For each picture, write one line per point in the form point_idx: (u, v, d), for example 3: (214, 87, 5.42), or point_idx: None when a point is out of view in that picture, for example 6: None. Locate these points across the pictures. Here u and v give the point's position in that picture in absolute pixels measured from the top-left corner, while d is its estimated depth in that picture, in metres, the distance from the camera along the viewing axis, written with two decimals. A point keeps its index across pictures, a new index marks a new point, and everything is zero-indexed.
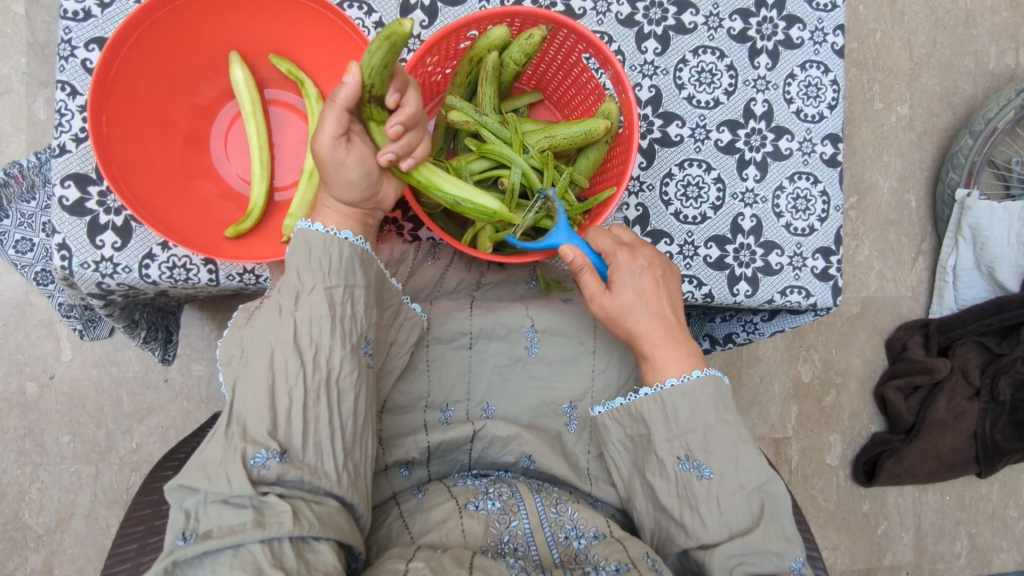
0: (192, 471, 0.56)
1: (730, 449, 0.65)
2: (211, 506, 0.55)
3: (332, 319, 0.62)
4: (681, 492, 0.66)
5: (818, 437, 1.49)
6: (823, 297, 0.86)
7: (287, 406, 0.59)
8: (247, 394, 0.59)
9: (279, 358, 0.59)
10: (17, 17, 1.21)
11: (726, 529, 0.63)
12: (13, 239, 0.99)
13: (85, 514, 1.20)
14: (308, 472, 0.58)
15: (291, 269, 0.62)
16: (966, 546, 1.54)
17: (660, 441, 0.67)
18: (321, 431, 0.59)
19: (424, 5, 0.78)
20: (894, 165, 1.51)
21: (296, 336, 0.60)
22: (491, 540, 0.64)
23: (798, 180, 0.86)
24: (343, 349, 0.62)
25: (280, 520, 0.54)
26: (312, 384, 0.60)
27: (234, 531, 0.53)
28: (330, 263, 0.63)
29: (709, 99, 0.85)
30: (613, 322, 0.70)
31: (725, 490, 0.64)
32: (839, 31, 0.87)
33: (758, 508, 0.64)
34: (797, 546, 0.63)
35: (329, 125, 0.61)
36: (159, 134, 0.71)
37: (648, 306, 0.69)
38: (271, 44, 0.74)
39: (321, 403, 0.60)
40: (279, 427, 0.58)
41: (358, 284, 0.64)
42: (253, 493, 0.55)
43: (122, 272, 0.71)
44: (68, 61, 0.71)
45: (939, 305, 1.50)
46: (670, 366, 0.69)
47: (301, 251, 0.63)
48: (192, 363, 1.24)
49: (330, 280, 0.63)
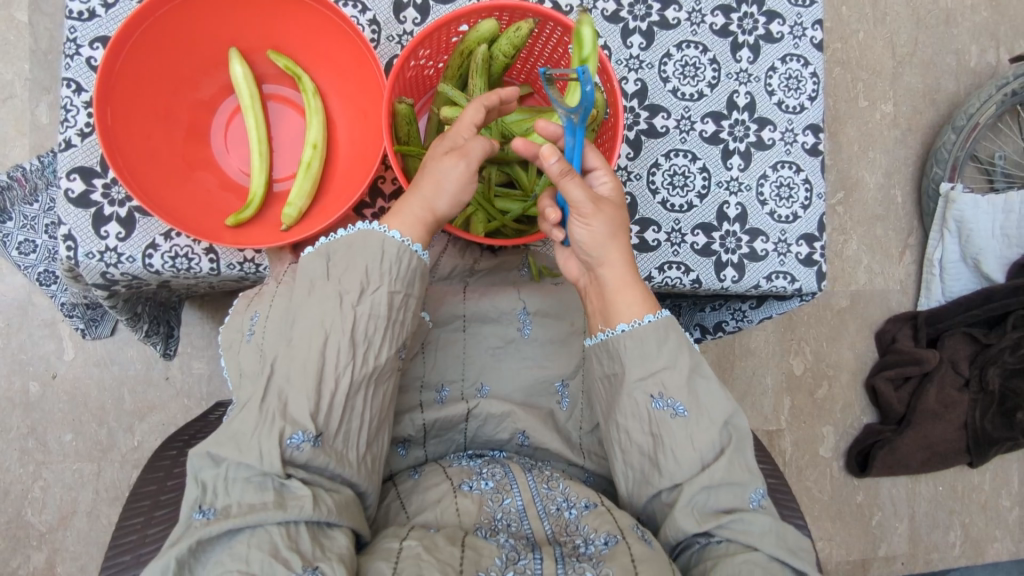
0: (222, 440, 0.59)
1: (693, 388, 0.67)
2: (234, 484, 0.57)
3: (388, 321, 0.64)
4: (655, 431, 0.67)
5: (811, 429, 1.51)
6: (808, 283, 0.88)
7: (331, 392, 0.61)
8: (290, 370, 0.62)
9: (330, 345, 0.62)
10: (19, 25, 1.24)
11: (699, 461, 0.65)
12: (16, 240, 1.02)
13: (87, 511, 1.22)
14: (334, 459, 0.60)
15: (360, 267, 0.64)
16: (959, 536, 1.56)
17: (635, 379, 0.67)
18: (354, 421, 0.62)
19: (416, 3, 0.81)
20: (880, 162, 1.54)
21: (352, 331, 0.63)
22: (485, 517, 0.66)
23: (781, 169, 0.89)
24: (388, 350, 0.65)
25: (299, 504, 0.56)
26: (357, 377, 0.63)
27: (254, 509, 0.55)
28: (397, 270, 0.65)
29: (693, 91, 0.88)
30: (592, 240, 0.67)
31: (698, 427, 0.66)
32: (817, 26, 0.91)
33: (725, 441, 0.66)
34: (757, 478, 0.66)
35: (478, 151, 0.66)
36: (161, 127, 0.74)
37: (627, 232, 0.69)
38: (268, 40, 0.77)
39: (360, 395, 0.63)
40: (320, 410, 0.61)
41: (415, 294, 0.66)
42: (280, 473, 0.57)
43: (126, 262, 0.73)
44: (73, 59, 0.74)
45: (927, 297, 1.52)
46: (635, 304, 0.68)
47: (367, 251, 0.65)
48: (192, 361, 1.26)
49: (394, 285, 0.65)
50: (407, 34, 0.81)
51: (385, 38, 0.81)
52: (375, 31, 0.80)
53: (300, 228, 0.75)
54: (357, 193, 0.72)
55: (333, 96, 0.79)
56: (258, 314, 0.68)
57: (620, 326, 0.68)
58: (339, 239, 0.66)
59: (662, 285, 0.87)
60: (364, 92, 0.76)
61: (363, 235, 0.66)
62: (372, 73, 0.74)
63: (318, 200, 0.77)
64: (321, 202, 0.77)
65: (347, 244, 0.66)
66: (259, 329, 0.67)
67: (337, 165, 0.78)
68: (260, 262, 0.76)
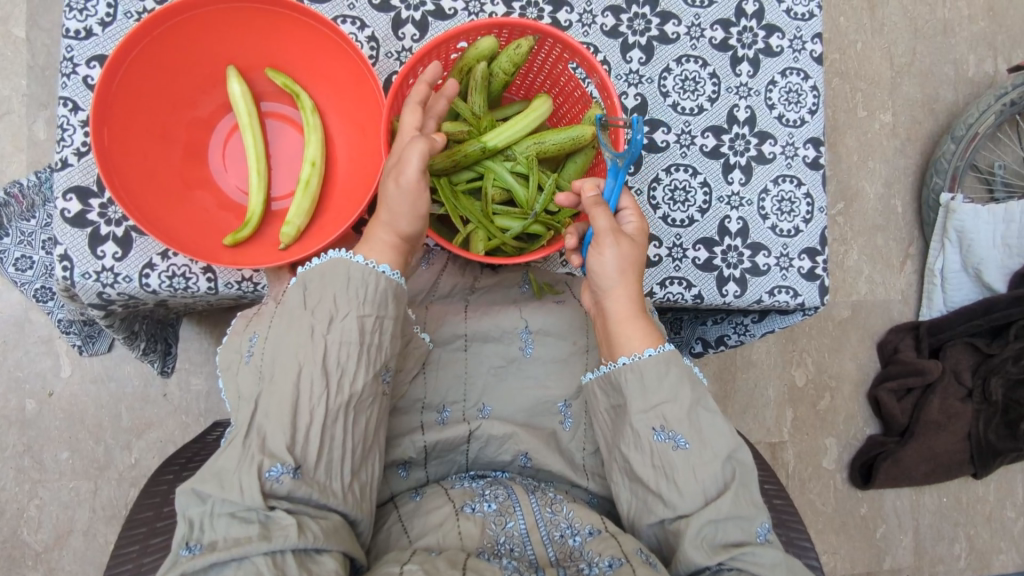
0: (205, 477, 0.58)
1: (695, 420, 0.67)
2: (219, 519, 0.56)
3: (361, 347, 0.64)
4: (658, 463, 0.66)
5: (814, 440, 1.50)
6: (811, 297, 0.87)
7: (307, 424, 0.60)
8: (270, 407, 0.61)
9: (305, 376, 0.61)
10: (17, 41, 1.23)
11: (703, 495, 0.65)
12: (12, 256, 1.02)
13: (84, 530, 1.20)
14: (317, 490, 0.59)
15: (327, 295, 0.64)
16: (964, 548, 1.54)
17: (636, 412, 0.68)
18: (335, 451, 0.61)
19: (414, 19, 0.81)
20: (880, 171, 1.54)
21: (324, 359, 0.62)
22: (487, 541, 0.65)
23: (782, 183, 0.88)
24: (366, 376, 0.64)
25: (284, 533, 0.56)
26: (333, 407, 0.62)
27: (239, 542, 0.55)
28: (366, 293, 0.65)
29: (693, 106, 0.88)
30: (605, 268, 0.69)
31: (700, 460, 0.65)
32: (817, 40, 0.90)
33: (729, 475, 0.65)
34: (762, 513, 0.65)
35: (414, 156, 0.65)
36: (158, 146, 0.73)
37: (640, 272, 0.71)
38: (266, 58, 0.76)
39: (338, 424, 0.62)
40: (297, 443, 0.60)
41: (388, 315, 0.66)
42: (263, 505, 0.56)
43: (123, 282, 0.72)
44: (70, 78, 0.73)
45: (928, 308, 1.51)
46: (635, 338, 0.70)
47: (335, 279, 0.65)
48: (190, 377, 1.25)
49: (363, 308, 0.65)
50: (406, 51, 0.81)
51: (384, 54, 0.81)
52: (373, 48, 0.80)
53: (298, 247, 0.74)
54: (353, 214, 0.71)
55: (332, 113, 0.78)
56: (257, 335, 0.67)
57: (621, 358, 0.69)
58: (313, 269, 0.66)
59: (664, 301, 0.86)
60: (362, 109, 0.76)
61: (329, 265, 0.66)
62: (370, 89, 0.74)
63: (317, 217, 0.77)
64: (320, 220, 0.76)
65: (315, 274, 0.66)
66: (258, 350, 0.65)
67: (336, 183, 0.78)
68: (258, 280, 0.75)
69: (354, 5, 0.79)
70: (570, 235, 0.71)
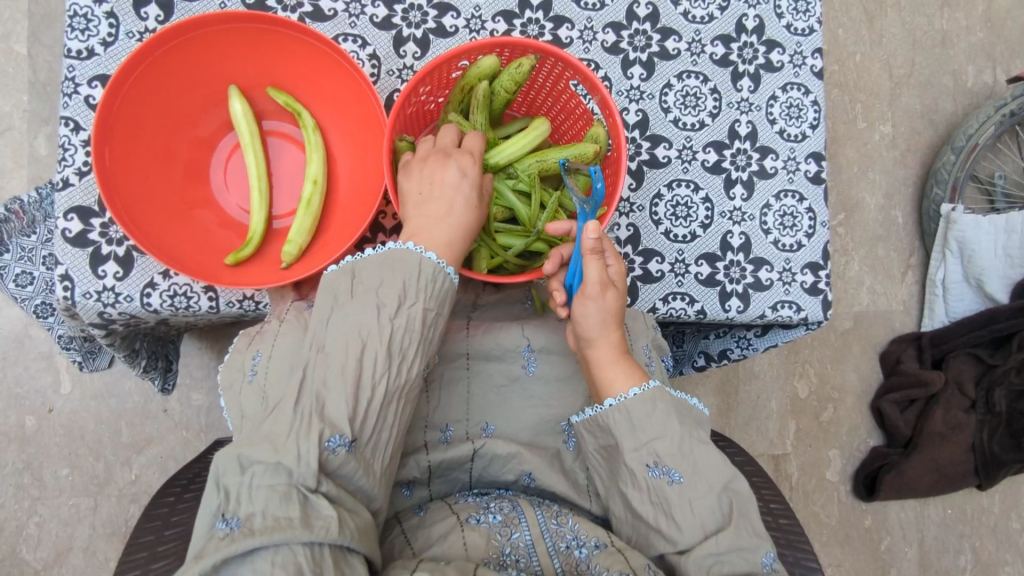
0: (252, 442, 0.56)
1: (692, 453, 0.66)
2: (258, 493, 0.53)
3: (422, 336, 0.64)
4: (655, 500, 0.66)
5: (817, 452, 1.49)
6: (813, 312, 0.87)
7: (363, 402, 0.60)
8: (326, 377, 0.59)
9: (366, 355, 0.61)
10: (19, 57, 1.24)
11: (702, 528, 0.64)
12: (13, 273, 1.00)
13: (83, 548, 1.19)
14: (364, 467, 0.58)
15: (397, 281, 0.64)
16: (969, 560, 1.53)
17: (628, 450, 0.67)
18: (383, 433, 0.61)
19: (416, 37, 0.81)
20: (880, 183, 1.54)
21: (389, 343, 0.62)
22: (493, 551, 0.65)
23: (784, 198, 0.88)
24: (419, 367, 0.64)
25: (325, 523, 0.53)
26: (390, 390, 0.61)
27: (280, 526, 0.51)
28: (431, 286, 0.65)
29: (694, 121, 0.88)
30: (590, 313, 0.70)
31: (696, 492, 0.65)
32: (817, 55, 0.90)
33: (727, 507, 0.65)
34: (766, 542, 0.64)
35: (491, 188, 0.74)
36: (160, 165, 0.73)
37: (622, 316, 0.72)
38: (267, 78, 0.76)
39: (392, 408, 0.62)
40: (355, 417, 0.59)
41: (446, 312, 0.66)
42: (314, 480, 0.55)
43: (124, 301, 0.72)
44: (71, 98, 0.73)
45: (931, 318, 1.51)
46: (620, 380, 0.70)
47: (402, 265, 0.65)
48: (191, 393, 1.25)
49: (428, 301, 0.65)
50: (407, 69, 0.81)
51: (385, 72, 0.81)
52: (375, 66, 0.81)
53: (301, 266, 0.74)
54: (355, 233, 0.71)
55: (333, 131, 0.78)
56: (260, 353, 0.68)
57: (607, 400, 0.69)
58: (371, 257, 0.65)
59: (666, 316, 0.86)
60: (364, 127, 0.76)
61: (404, 252, 0.65)
62: (371, 107, 0.74)
63: (319, 236, 0.76)
64: (322, 238, 0.76)
65: (389, 259, 0.65)
66: (264, 370, 0.67)
67: (337, 202, 0.77)
68: (260, 299, 0.76)
69: (355, 23, 0.80)
70: (558, 290, 0.73)
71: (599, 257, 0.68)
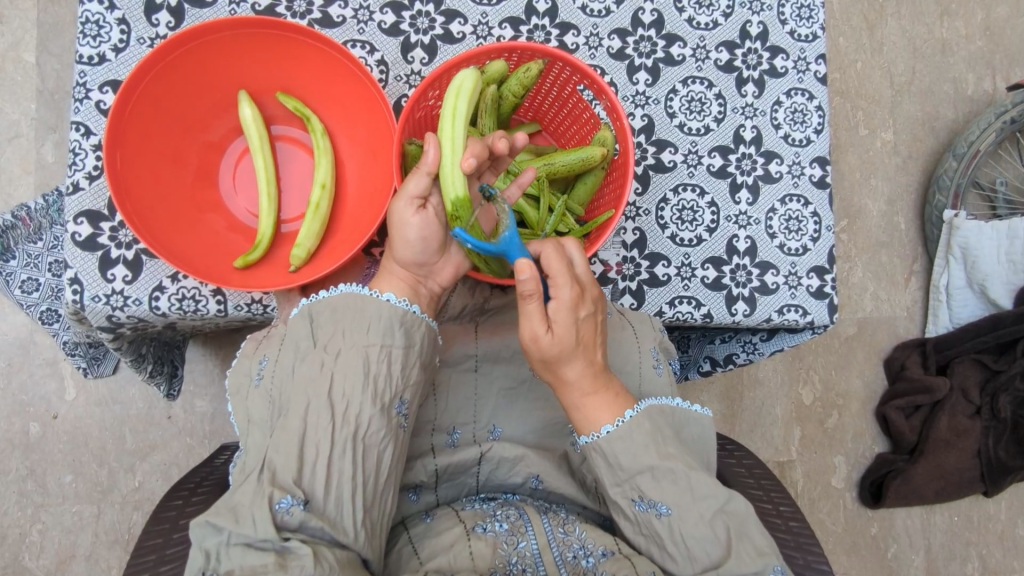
0: (222, 510, 0.57)
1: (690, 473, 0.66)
2: (235, 548, 0.55)
3: (366, 377, 0.62)
4: (646, 532, 0.67)
5: (822, 459, 1.49)
6: (820, 315, 0.87)
7: (315, 457, 0.59)
8: (280, 442, 0.60)
9: (312, 410, 0.61)
10: (27, 65, 1.25)
11: (697, 563, 0.65)
12: (19, 279, 1.01)
13: (86, 556, 1.19)
14: (328, 524, 0.58)
15: (336, 331, 0.64)
16: (977, 567, 1.53)
17: (611, 486, 0.67)
18: (344, 487, 0.59)
19: (423, 43, 0.82)
20: (882, 189, 1.55)
21: (330, 393, 0.61)
22: (500, 561, 0.64)
23: (789, 203, 0.89)
24: (372, 408, 0.62)
25: (301, 563, 0.54)
26: (340, 439, 0.60)
27: (255, 570, 0.53)
28: (372, 324, 0.65)
29: (700, 126, 0.88)
30: (548, 360, 0.66)
31: (686, 522, 0.65)
32: (821, 60, 0.91)
33: (724, 532, 0.65)
34: (774, 555, 0.64)
35: (413, 186, 0.66)
36: (170, 171, 0.74)
37: (587, 349, 0.67)
38: (276, 82, 0.77)
39: (346, 457, 0.60)
40: (304, 476, 0.59)
41: (396, 345, 0.65)
42: (277, 537, 0.55)
43: (133, 305, 0.72)
44: (82, 103, 0.74)
45: (935, 325, 1.51)
46: (597, 415, 0.68)
47: (343, 313, 0.65)
48: (195, 399, 1.24)
49: (368, 338, 0.64)
50: (415, 74, 0.82)
51: (393, 78, 0.82)
52: (383, 71, 0.81)
53: (310, 269, 0.75)
54: (364, 236, 0.72)
55: (341, 135, 0.79)
56: (266, 358, 0.68)
57: (587, 436, 0.68)
58: (324, 302, 0.66)
59: (674, 320, 0.85)
60: (373, 133, 0.76)
61: (343, 299, 0.66)
62: (381, 112, 0.74)
63: (327, 240, 0.77)
64: (331, 241, 0.77)
65: (324, 306, 0.66)
66: (269, 375, 0.66)
67: (345, 206, 0.78)
68: (267, 303, 0.76)
69: (363, 29, 0.80)
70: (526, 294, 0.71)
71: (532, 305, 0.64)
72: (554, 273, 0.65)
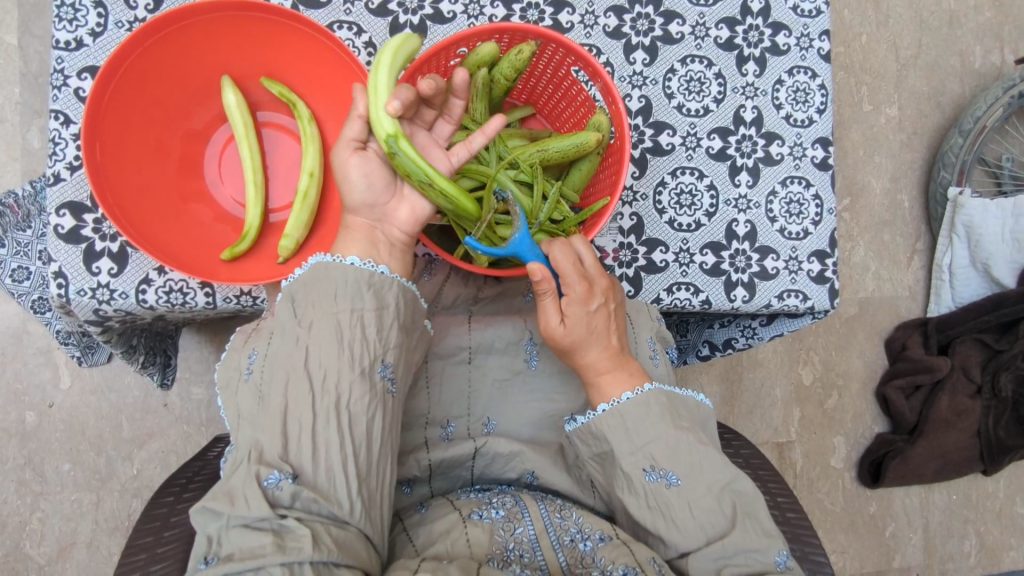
0: (218, 494, 0.56)
1: (690, 458, 0.65)
2: (234, 530, 0.54)
3: (341, 343, 0.61)
4: (653, 503, 0.64)
5: (821, 439, 1.48)
6: (820, 300, 0.85)
7: (299, 431, 0.58)
8: (264, 421, 0.59)
9: (292, 385, 0.60)
10: (10, 48, 1.21)
11: (702, 533, 0.63)
12: (9, 267, 0.99)
13: (87, 543, 1.19)
14: (322, 498, 0.57)
15: (306, 301, 0.63)
16: (975, 544, 1.53)
17: (624, 454, 0.66)
18: (333, 456, 0.58)
19: (412, 24, 0.79)
20: (886, 166, 1.52)
21: (307, 365, 0.60)
22: (497, 547, 0.64)
23: (790, 185, 0.87)
24: (351, 373, 0.60)
25: (298, 544, 0.53)
26: (321, 409, 0.59)
27: (254, 553, 0.52)
28: (341, 289, 0.63)
29: (699, 107, 0.86)
30: (563, 347, 0.68)
31: (694, 494, 0.64)
32: (825, 37, 0.88)
33: (731, 508, 0.64)
34: (778, 539, 0.64)
35: (350, 130, 0.66)
36: (153, 160, 0.72)
37: (603, 334, 0.68)
38: (260, 67, 0.75)
39: (331, 427, 0.58)
40: (292, 450, 0.58)
41: (366, 307, 0.62)
42: (272, 515, 0.54)
43: (119, 298, 0.70)
44: (60, 90, 0.71)
45: (937, 304, 1.50)
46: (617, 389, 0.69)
47: (313, 282, 0.63)
48: (191, 387, 1.24)
49: (338, 304, 0.62)
50: None
51: None
52: (371, 54, 0.79)
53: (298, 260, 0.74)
54: None
55: (328, 120, 0.77)
56: (255, 352, 0.66)
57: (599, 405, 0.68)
58: (297, 279, 0.64)
59: (671, 307, 0.84)
60: None
61: (309, 272, 0.64)
62: None
63: (316, 230, 0.75)
64: (320, 232, 0.75)
65: (293, 284, 0.64)
66: (258, 368, 0.65)
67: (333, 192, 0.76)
68: (257, 295, 0.74)
69: (350, 10, 0.78)
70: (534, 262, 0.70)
71: (545, 300, 0.66)
72: (562, 270, 0.65)
